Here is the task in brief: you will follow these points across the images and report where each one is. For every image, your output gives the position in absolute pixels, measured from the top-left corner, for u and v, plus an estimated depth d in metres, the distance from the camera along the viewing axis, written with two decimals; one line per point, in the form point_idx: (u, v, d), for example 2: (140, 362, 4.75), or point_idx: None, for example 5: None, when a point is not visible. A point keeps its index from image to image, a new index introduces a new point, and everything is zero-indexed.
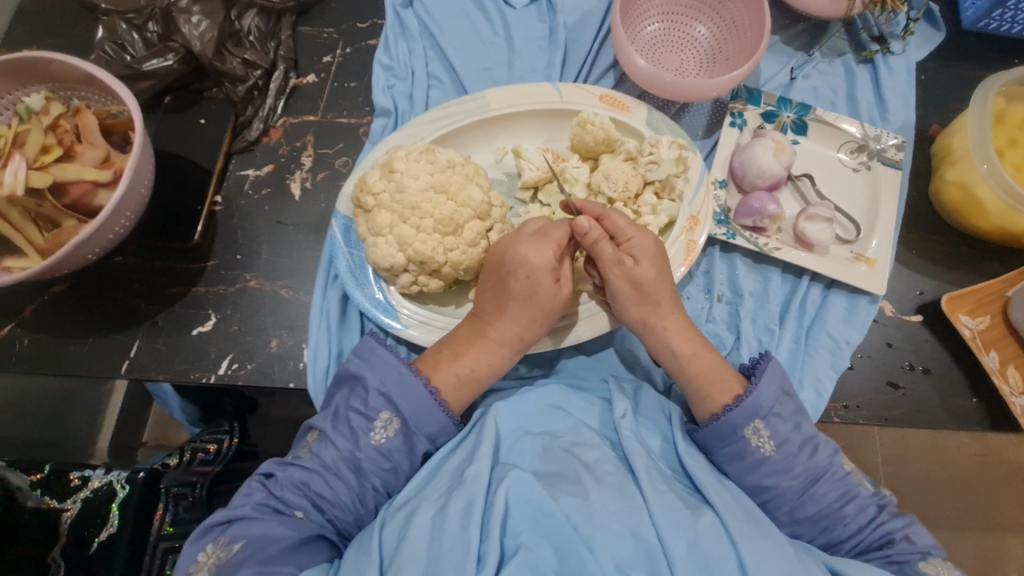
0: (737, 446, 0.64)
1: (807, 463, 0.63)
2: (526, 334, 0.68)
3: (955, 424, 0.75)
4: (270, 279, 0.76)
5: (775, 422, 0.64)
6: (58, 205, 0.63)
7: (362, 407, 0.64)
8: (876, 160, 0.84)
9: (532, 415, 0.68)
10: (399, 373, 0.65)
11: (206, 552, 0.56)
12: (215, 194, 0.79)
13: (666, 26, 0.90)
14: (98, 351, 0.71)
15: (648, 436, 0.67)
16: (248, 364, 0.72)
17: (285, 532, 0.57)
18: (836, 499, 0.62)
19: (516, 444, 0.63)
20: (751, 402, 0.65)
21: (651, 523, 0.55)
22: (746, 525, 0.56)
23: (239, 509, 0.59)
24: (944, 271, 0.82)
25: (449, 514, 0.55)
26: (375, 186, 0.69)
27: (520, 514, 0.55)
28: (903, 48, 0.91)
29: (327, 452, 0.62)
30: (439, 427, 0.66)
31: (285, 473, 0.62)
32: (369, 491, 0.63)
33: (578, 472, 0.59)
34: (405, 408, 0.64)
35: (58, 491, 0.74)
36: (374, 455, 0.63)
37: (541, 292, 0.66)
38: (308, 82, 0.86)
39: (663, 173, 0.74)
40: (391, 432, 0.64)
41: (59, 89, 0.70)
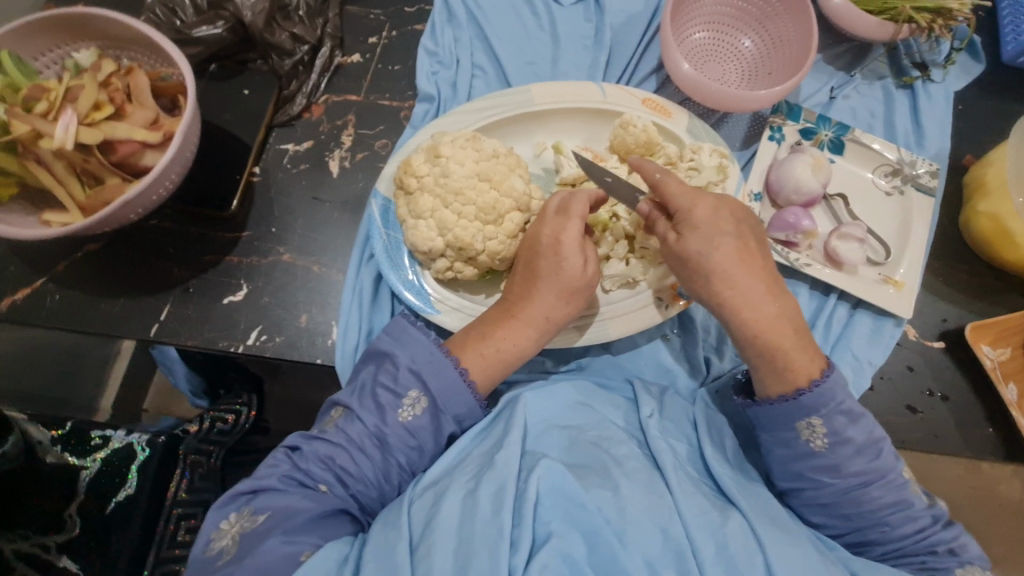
0: (785, 434, 0.63)
1: (863, 466, 0.61)
2: (553, 313, 0.66)
3: (970, 452, 0.76)
4: (304, 254, 0.76)
5: (837, 420, 0.61)
6: (105, 162, 0.63)
7: (392, 383, 0.64)
8: (909, 186, 0.84)
9: (559, 408, 0.68)
10: (430, 353, 0.65)
11: (229, 520, 0.56)
12: (253, 165, 0.79)
13: (712, 36, 0.90)
14: (128, 312, 0.71)
15: (673, 438, 0.67)
16: (276, 337, 0.72)
17: (307, 506, 0.57)
18: (888, 505, 0.60)
19: (544, 436, 0.64)
20: (814, 396, 0.61)
21: (680, 522, 0.56)
22: (773, 530, 0.57)
23: (265, 480, 0.59)
24: (968, 300, 0.83)
25: (480, 498, 0.55)
26: (420, 168, 0.69)
27: (551, 503, 0.55)
28: (943, 77, 0.92)
29: (354, 428, 0.62)
30: (467, 409, 0.65)
31: (310, 447, 0.61)
32: (393, 467, 0.62)
33: (607, 466, 0.59)
34: (434, 386, 0.64)
35: (78, 448, 0.80)
36: (400, 432, 0.62)
37: (573, 267, 0.66)
38: (352, 61, 0.86)
39: (703, 180, 0.75)
40: (418, 411, 0.63)
41: (109, 47, 0.69)
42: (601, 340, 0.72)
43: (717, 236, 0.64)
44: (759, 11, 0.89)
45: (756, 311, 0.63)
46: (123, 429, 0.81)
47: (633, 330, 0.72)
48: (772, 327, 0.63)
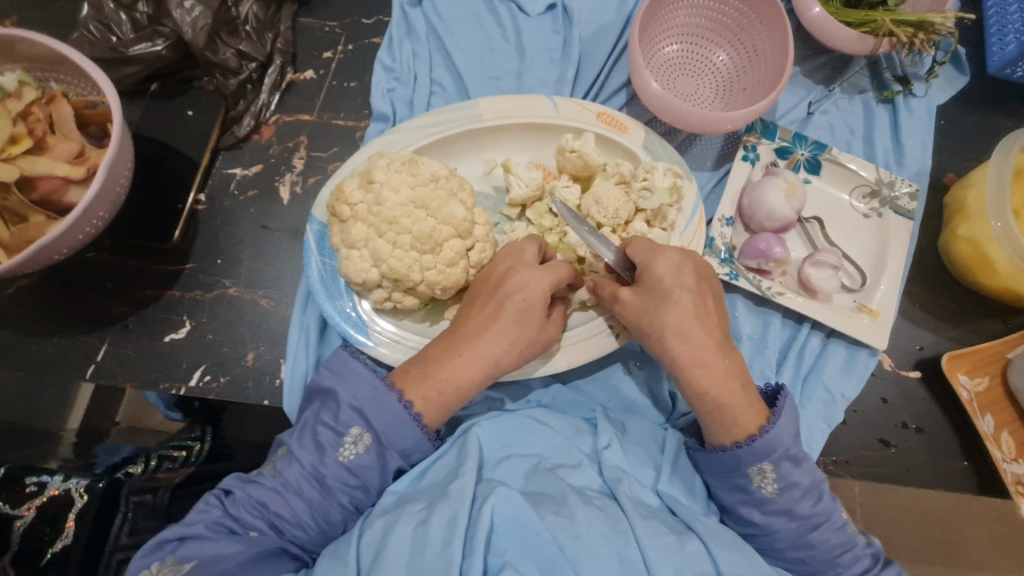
0: (738, 480, 0.62)
1: (811, 509, 0.61)
2: (503, 358, 0.62)
3: (944, 486, 0.74)
4: (251, 287, 0.72)
5: (786, 466, 0.60)
6: (25, 200, 0.59)
7: (333, 421, 0.60)
8: (887, 208, 0.81)
9: (516, 435, 0.66)
10: (372, 387, 0.61)
11: (149, 571, 0.53)
12: (198, 192, 0.74)
13: (685, 48, 0.86)
14: (63, 353, 0.68)
15: (637, 466, 0.65)
16: (221, 377, 0.68)
17: (237, 552, 0.55)
18: (837, 547, 0.61)
19: (502, 465, 0.63)
20: (766, 442, 0.60)
21: (636, 546, 0.55)
22: (728, 553, 0.56)
23: (193, 526, 0.55)
24: (945, 327, 0.80)
25: (432, 527, 0.54)
26: (351, 196, 0.63)
27: (505, 531, 0.54)
28: (926, 90, 0.88)
29: (291, 471, 0.59)
30: (413, 443, 0.61)
31: (243, 492, 0.58)
32: (334, 507, 0.60)
33: (565, 493, 0.58)
34: (377, 422, 0.60)
35: (11, 496, 0.67)
36: (339, 472, 0.59)
37: (536, 327, 0.63)
38: (305, 78, 0.81)
39: (656, 203, 0.71)
40: (361, 449, 0.60)
41: (34, 69, 0.65)
42: (549, 372, 0.69)
43: (673, 292, 0.63)
44: (734, 22, 0.84)
45: (703, 353, 0.62)
46: (61, 474, 0.69)
47: (584, 360, 0.69)
48: (720, 386, 0.62)
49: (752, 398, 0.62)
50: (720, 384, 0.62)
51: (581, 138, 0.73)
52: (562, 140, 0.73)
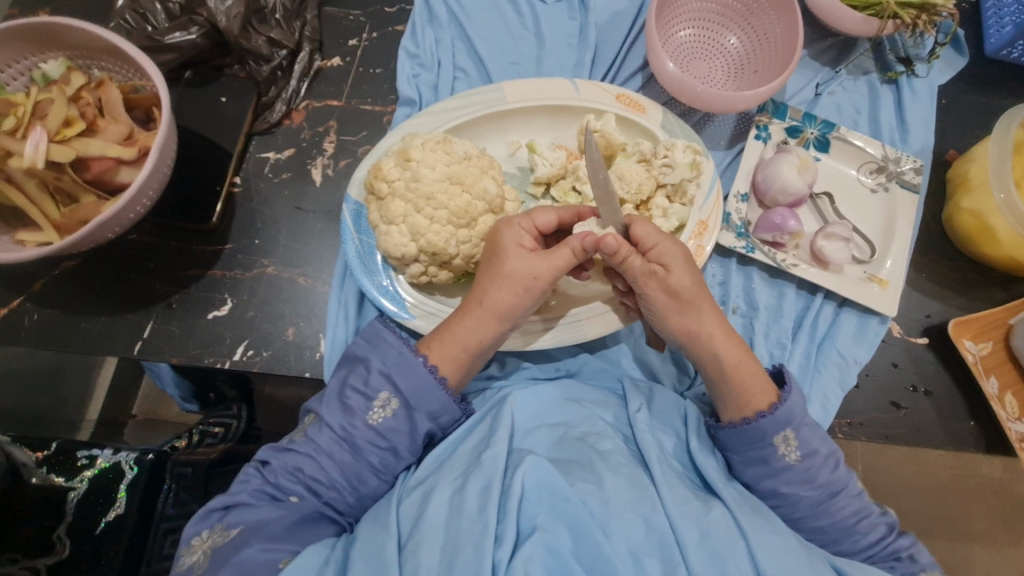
0: (763, 451, 0.64)
1: (830, 476, 0.64)
2: (519, 306, 0.64)
3: (952, 445, 0.77)
4: (289, 266, 0.75)
5: (805, 433, 0.64)
6: (79, 179, 0.61)
7: (362, 386, 0.63)
8: (894, 182, 0.84)
9: (546, 405, 0.67)
10: (399, 353, 0.64)
11: (202, 536, 0.56)
12: (234, 175, 0.77)
13: (697, 33, 0.89)
14: (109, 331, 0.70)
15: (661, 434, 0.67)
16: (264, 351, 0.71)
17: (280, 517, 0.57)
18: (854, 513, 0.63)
19: (531, 434, 0.64)
20: (786, 410, 0.64)
21: (663, 513, 0.56)
22: (752, 518, 0.58)
23: (238, 495, 0.59)
24: (950, 296, 0.84)
25: (467, 494, 0.56)
26: (390, 173, 0.66)
27: (536, 496, 0.56)
28: (928, 71, 0.92)
29: (323, 436, 0.61)
30: (440, 406, 0.64)
31: (278, 461, 0.61)
32: (366, 469, 0.62)
33: (591, 460, 0.60)
34: (405, 387, 0.63)
35: (65, 469, 0.75)
36: (369, 435, 0.61)
37: (509, 266, 0.63)
38: (332, 65, 0.84)
39: (677, 177, 0.74)
40: (389, 412, 0.62)
41: (78, 57, 0.67)
42: (579, 340, 0.71)
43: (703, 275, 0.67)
44: (744, 7, 0.88)
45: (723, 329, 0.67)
46: (110, 448, 0.77)
47: (610, 330, 0.72)
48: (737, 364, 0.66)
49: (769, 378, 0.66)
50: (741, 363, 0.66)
51: (603, 119, 0.77)
52: (585, 120, 0.77)
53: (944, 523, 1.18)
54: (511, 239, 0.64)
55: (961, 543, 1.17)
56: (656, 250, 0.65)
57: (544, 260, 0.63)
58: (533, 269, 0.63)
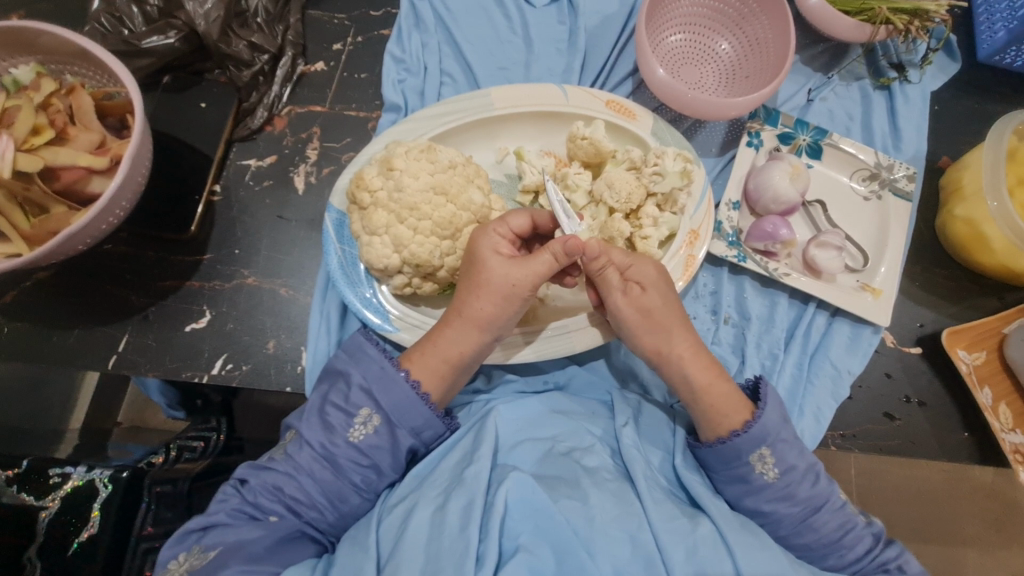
0: (739, 470, 0.62)
1: (809, 491, 0.62)
2: (500, 316, 0.62)
3: (945, 457, 0.76)
4: (270, 276, 0.73)
5: (782, 448, 0.62)
6: (48, 190, 0.59)
7: (342, 402, 0.61)
8: (887, 190, 0.83)
9: (531, 420, 0.66)
10: (381, 367, 0.62)
11: (178, 560, 0.54)
12: (214, 183, 0.75)
13: (688, 38, 0.88)
14: (83, 344, 0.68)
15: (648, 447, 0.66)
16: (244, 364, 0.69)
17: (261, 537, 0.55)
18: (836, 529, 0.62)
19: (516, 448, 0.63)
20: (760, 428, 0.62)
21: (650, 530, 0.55)
22: (742, 535, 0.56)
23: (215, 515, 0.57)
24: (944, 305, 0.83)
25: (448, 514, 0.54)
26: (372, 182, 0.64)
27: (519, 514, 0.54)
28: (920, 77, 0.91)
29: (303, 454, 0.59)
30: (423, 421, 0.62)
31: (258, 478, 0.59)
32: (347, 488, 0.60)
33: (577, 476, 0.58)
34: (387, 403, 0.61)
35: (37, 487, 0.71)
36: (351, 452, 0.60)
37: (488, 275, 0.62)
38: (316, 70, 0.82)
39: (668, 186, 0.72)
40: (371, 429, 0.60)
41: (49, 62, 0.65)
42: (566, 353, 0.69)
43: None
44: (735, 12, 0.86)
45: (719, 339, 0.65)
46: (84, 465, 0.73)
47: (598, 342, 0.70)
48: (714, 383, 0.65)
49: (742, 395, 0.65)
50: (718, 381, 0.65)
51: (591, 126, 0.75)
52: (574, 127, 0.75)
53: (937, 530, 1.17)
54: (487, 246, 0.62)
55: (953, 550, 1.17)
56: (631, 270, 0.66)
57: (522, 267, 0.61)
58: (511, 276, 0.61)
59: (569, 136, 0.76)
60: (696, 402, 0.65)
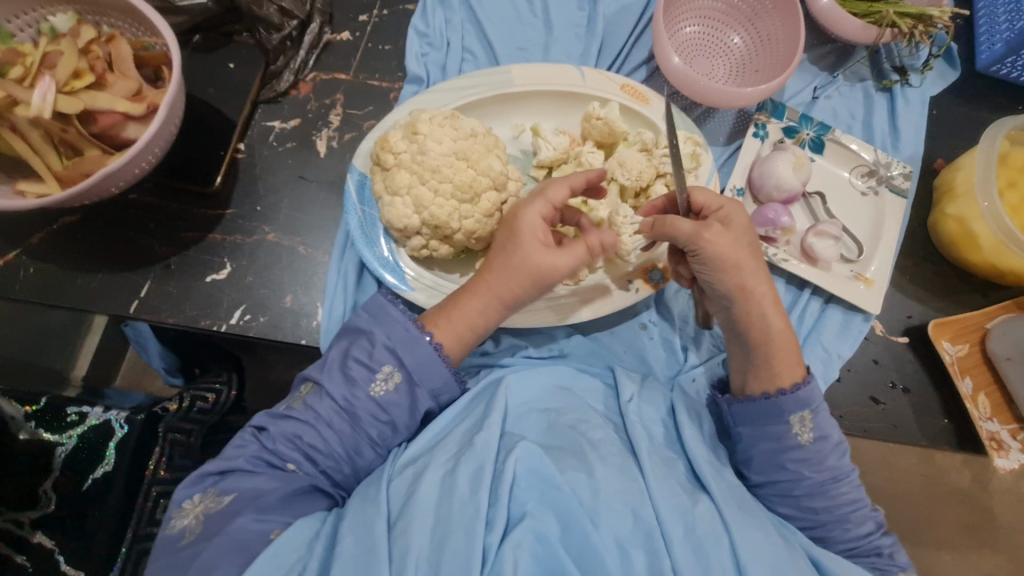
0: (778, 428, 0.66)
1: (836, 461, 0.66)
2: (524, 296, 0.66)
3: (926, 442, 0.80)
4: (290, 234, 0.75)
5: (822, 416, 0.66)
6: (85, 132, 0.61)
7: (366, 358, 0.63)
8: (884, 186, 0.87)
9: (539, 393, 0.69)
10: (405, 329, 0.64)
11: (193, 500, 0.57)
12: (238, 142, 0.77)
13: (702, 30, 0.91)
14: (105, 289, 0.70)
15: (650, 421, 0.69)
16: (261, 316, 0.71)
17: (275, 488, 0.57)
18: (849, 501, 0.66)
19: (523, 418, 0.65)
20: (808, 392, 0.65)
21: (651, 505, 0.58)
22: (738, 513, 0.59)
23: (234, 461, 0.59)
24: (932, 299, 0.87)
25: (459, 478, 0.56)
26: (396, 145, 0.67)
27: (527, 484, 0.56)
28: (921, 82, 0.95)
29: (323, 405, 0.62)
30: (441, 383, 0.65)
31: (276, 427, 0.61)
32: (364, 441, 0.63)
33: (583, 448, 0.61)
34: (409, 361, 0.63)
35: (54, 424, 0.78)
36: (370, 406, 0.62)
37: (526, 257, 0.64)
38: (341, 39, 0.84)
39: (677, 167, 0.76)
40: (391, 386, 0.63)
41: (87, 12, 0.67)
42: (572, 321, 0.73)
43: None
44: (749, 8, 0.90)
45: None
46: (100, 406, 0.79)
47: (602, 312, 0.73)
48: None
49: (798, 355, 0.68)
50: None
51: (607, 107, 0.78)
52: (590, 107, 0.78)
53: (912, 529, 1.21)
54: (527, 228, 0.64)
55: (928, 548, 1.21)
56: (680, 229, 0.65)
57: (557, 254, 0.64)
58: (546, 262, 0.64)
59: (584, 116, 0.79)
60: None
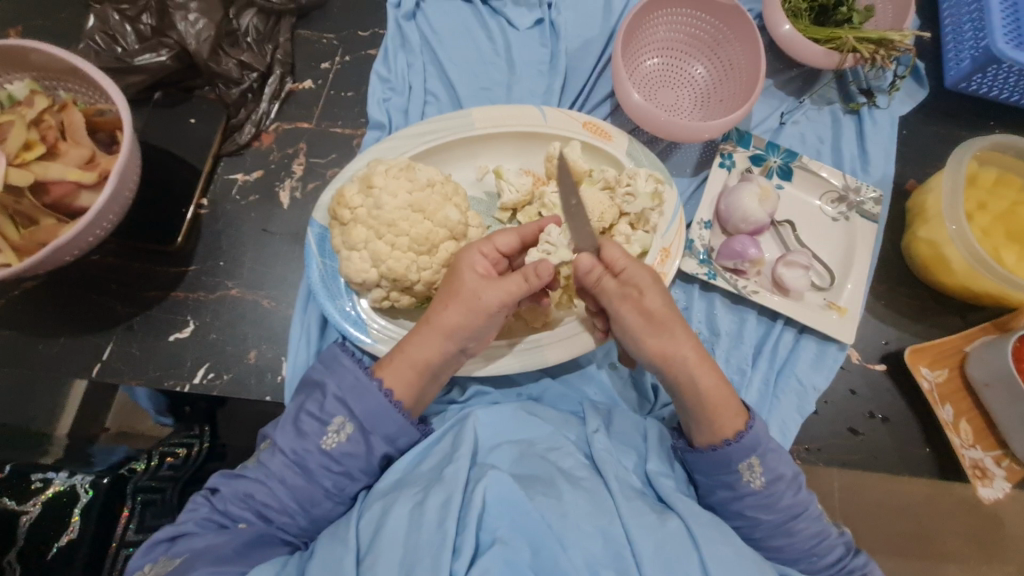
0: (728, 477, 0.65)
1: (792, 499, 0.65)
2: (467, 327, 0.63)
3: (907, 472, 0.79)
4: (253, 288, 0.75)
5: (770, 459, 0.65)
6: (38, 204, 0.61)
7: (317, 411, 0.63)
8: (854, 212, 0.86)
9: (507, 422, 0.69)
10: (354, 376, 0.64)
11: (143, 570, 0.56)
12: (201, 197, 0.78)
13: (664, 62, 0.91)
14: (68, 352, 0.71)
15: (620, 452, 0.69)
16: (224, 374, 0.71)
17: (226, 541, 0.57)
18: (813, 536, 0.66)
19: (494, 450, 0.65)
20: (753, 437, 0.64)
21: (621, 525, 0.58)
22: (708, 529, 0.59)
23: (184, 525, 0.59)
24: (908, 323, 0.86)
25: (427, 508, 0.57)
26: (352, 200, 0.66)
27: (498, 510, 0.57)
28: (888, 103, 0.94)
29: (275, 460, 0.61)
30: (396, 428, 0.64)
31: (229, 487, 0.61)
32: (319, 493, 0.62)
33: (554, 475, 0.61)
34: (360, 411, 0.63)
35: (17, 491, 0.69)
36: (322, 459, 0.62)
37: (459, 287, 0.63)
38: (304, 88, 0.85)
39: (638, 208, 0.75)
40: (344, 437, 0.62)
41: (43, 78, 0.67)
42: (540, 365, 0.71)
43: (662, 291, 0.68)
44: (710, 37, 0.90)
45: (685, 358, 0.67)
46: (65, 470, 0.72)
47: (569, 355, 0.72)
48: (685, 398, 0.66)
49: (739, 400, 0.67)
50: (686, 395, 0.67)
51: (568, 147, 0.78)
52: (551, 147, 0.78)
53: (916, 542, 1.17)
54: (466, 263, 0.64)
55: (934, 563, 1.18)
56: (625, 273, 0.65)
57: (496, 285, 0.63)
58: (478, 290, 0.63)
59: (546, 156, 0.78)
60: (685, 411, 0.67)
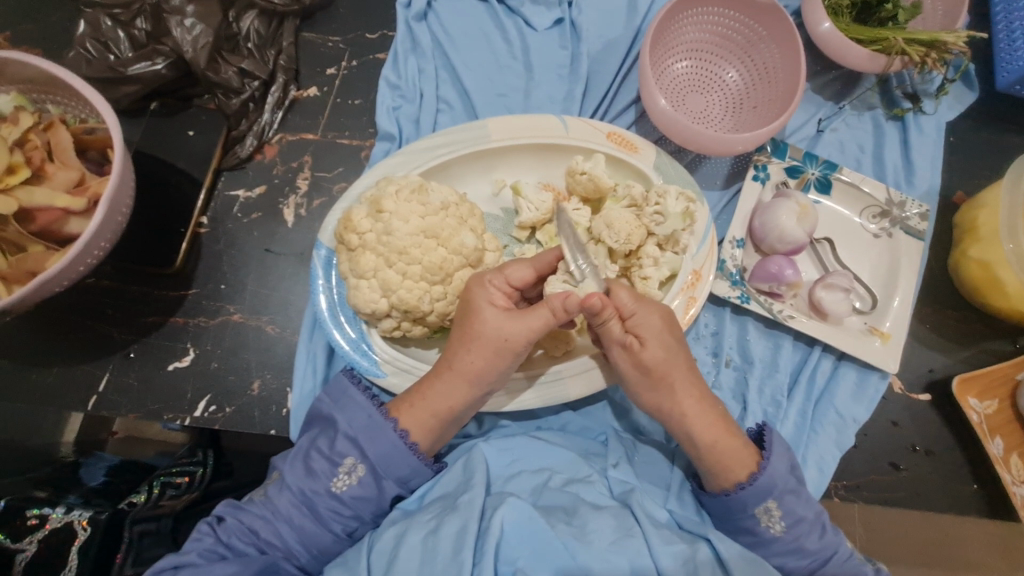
0: (745, 522, 0.61)
1: (818, 543, 0.60)
2: (492, 372, 0.60)
3: (953, 510, 0.73)
4: (256, 313, 0.71)
5: (789, 501, 0.60)
6: (25, 231, 0.57)
7: (327, 450, 0.59)
8: (898, 227, 0.80)
9: (523, 450, 0.64)
10: (368, 416, 0.59)
11: None
12: (200, 215, 0.73)
13: (694, 65, 0.85)
14: (64, 382, 0.68)
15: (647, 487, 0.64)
16: (227, 407, 0.68)
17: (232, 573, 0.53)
18: None
19: (512, 479, 0.61)
20: (767, 479, 0.60)
21: (649, 555, 0.54)
22: (741, 563, 0.55)
23: (187, 555, 0.54)
24: (955, 348, 0.80)
25: (441, 537, 0.53)
26: (360, 224, 0.61)
27: (518, 538, 0.53)
28: (935, 108, 0.87)
29: (281, 498, 0.57)
30: (410, 470, 0.60)
31: (234, 518, 0.56)
32: (327, 536, 0.58)
33: (577, 505, 0.57)
34: (372, 453, 0.59)
35: (11, 528, 0.61)
36: (331, 502, 0.58)
37: (481, 328, 0.59)
38: (308, 95, 0.79)
39: (669, 229, 0.68)
40: (355, 480, 0.58)
41: (31, 91, 0.63)
42: (562, 400, 0.67)
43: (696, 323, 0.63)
44: (743, 38, 0.83)
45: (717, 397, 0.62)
46: (63, 504, 0.63)
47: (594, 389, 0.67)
48: (717, 439, 0.61)
49: (750, 447, 0.62)
50: (719, 436, 0.62)
51: (592, 160, 0.72)
52: (573, 161, 0.72)
53: None
54: (483, 300, 0.59)
55: None
56: (634, 318, 0.60)
57: (520, 321, 0.58)
58: (503, 332, 0.58)
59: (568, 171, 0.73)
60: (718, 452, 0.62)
